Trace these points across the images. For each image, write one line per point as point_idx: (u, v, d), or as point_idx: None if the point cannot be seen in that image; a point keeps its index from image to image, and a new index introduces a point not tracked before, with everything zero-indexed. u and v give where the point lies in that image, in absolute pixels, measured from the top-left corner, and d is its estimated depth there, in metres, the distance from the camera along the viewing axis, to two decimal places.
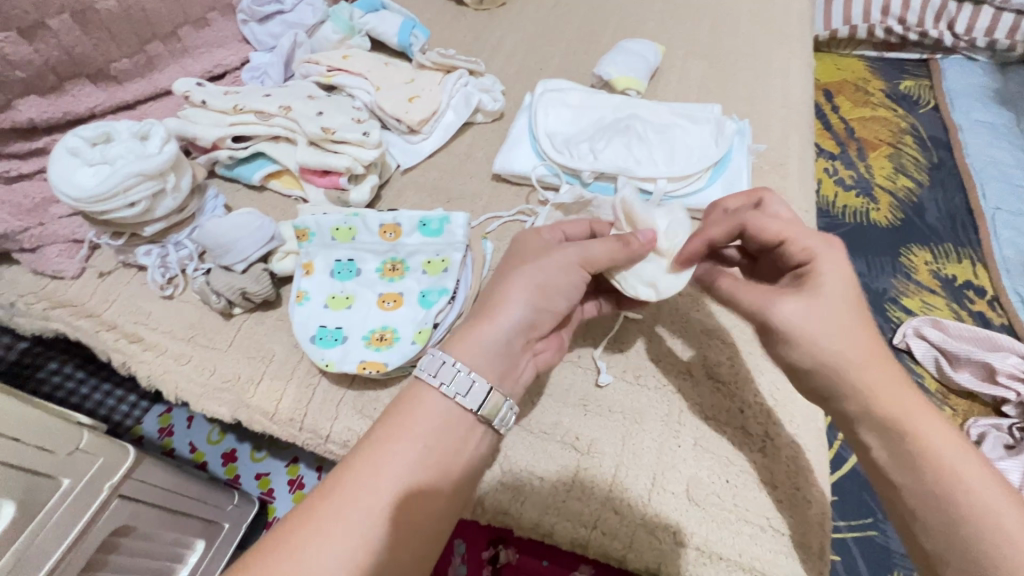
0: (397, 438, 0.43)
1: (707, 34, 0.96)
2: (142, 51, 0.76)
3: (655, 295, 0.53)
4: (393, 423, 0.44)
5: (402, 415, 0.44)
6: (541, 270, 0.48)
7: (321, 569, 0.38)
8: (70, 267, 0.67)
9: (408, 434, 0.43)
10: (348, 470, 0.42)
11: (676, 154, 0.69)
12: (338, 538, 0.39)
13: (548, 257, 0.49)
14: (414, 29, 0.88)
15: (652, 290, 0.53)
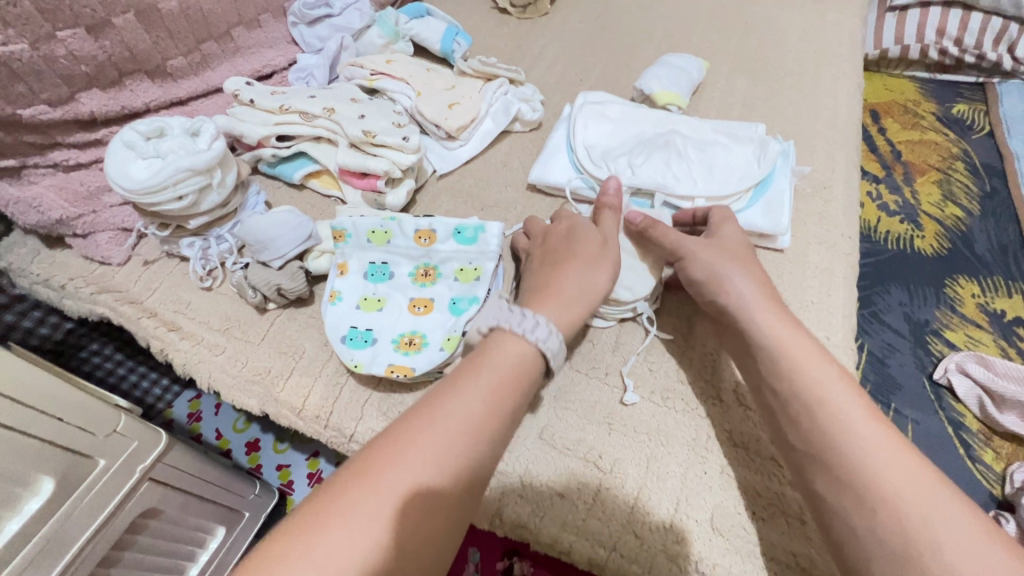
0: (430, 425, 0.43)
1: (753, 50, 0.95)
2: (197, 50, 0.78)
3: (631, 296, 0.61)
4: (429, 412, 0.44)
5: (469, 372, 0.46)
6: (584, 264, 0.55)
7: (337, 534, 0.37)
8: (118, 254, 0.70)
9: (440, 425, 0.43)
10: (384, 454, 0.41)
11: (716, 173, 0.68)
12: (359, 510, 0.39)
13: (591, 253, 0.56)
14: (456, 36, 0.90)
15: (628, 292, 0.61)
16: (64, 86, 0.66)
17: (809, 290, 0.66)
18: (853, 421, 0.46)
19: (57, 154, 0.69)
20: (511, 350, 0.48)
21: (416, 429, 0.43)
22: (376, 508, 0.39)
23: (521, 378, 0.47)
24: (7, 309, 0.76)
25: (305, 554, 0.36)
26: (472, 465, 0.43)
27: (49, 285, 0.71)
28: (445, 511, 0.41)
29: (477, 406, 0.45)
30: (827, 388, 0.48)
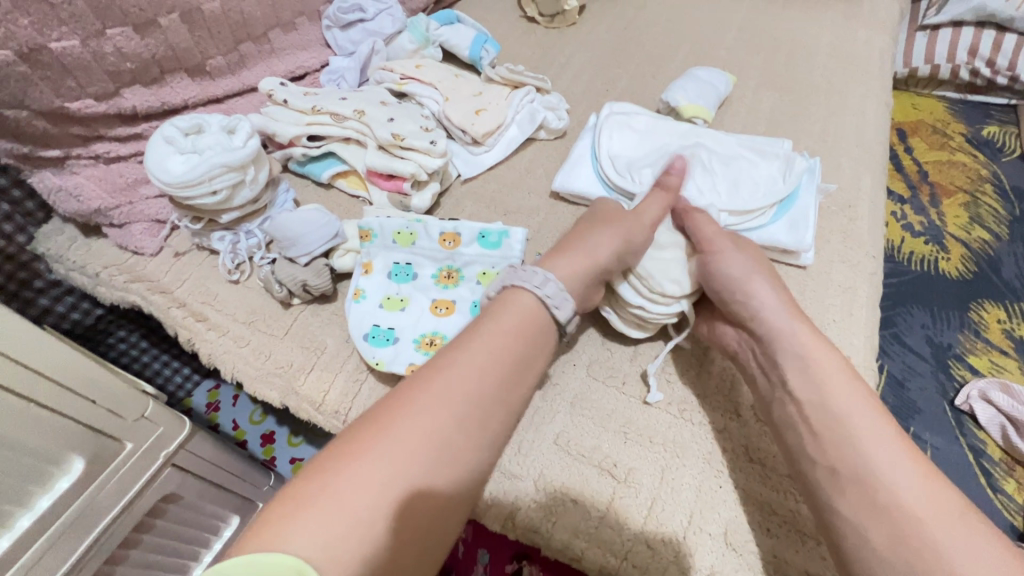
0: (431, 388, 0.46)
1: (780, 66, 0.95)
2: (235, 50, 0.80)
3: (679, 291, 0.60)
4: (430, 377, 0.47)
5: (475, 332, 0.51)
6: (606, 225, 0.60)
7: (347, 484, 0.40)
8: (150, 245, 0.72)
9: (441, 389, 0.46)
10: (390, 413, 0.44)
11: (741, 187, 0.68)
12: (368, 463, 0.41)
13: (612, 218, 0.61)
14: (485, 44, 0.92)
15: (675, 286, 0.60)
16: (110, 82, 0.69)
17: (831, 308, 0.65)
18: (876, 445, 0.47)
19: (100, 146, 0.72)
20: (517, 312, 0.53)
21: (427, 382, 0.47)
22: (393, 450, 0.42)
23: (524, 337, 0.52)
24: (42, 293, 0.78)
25: (328, 490, 0.40)
26: (479, 415, 0.47)
27: (84, 272, 0.74)
28: (457, 455, 0.45)
29: (483, 362, 0.49)
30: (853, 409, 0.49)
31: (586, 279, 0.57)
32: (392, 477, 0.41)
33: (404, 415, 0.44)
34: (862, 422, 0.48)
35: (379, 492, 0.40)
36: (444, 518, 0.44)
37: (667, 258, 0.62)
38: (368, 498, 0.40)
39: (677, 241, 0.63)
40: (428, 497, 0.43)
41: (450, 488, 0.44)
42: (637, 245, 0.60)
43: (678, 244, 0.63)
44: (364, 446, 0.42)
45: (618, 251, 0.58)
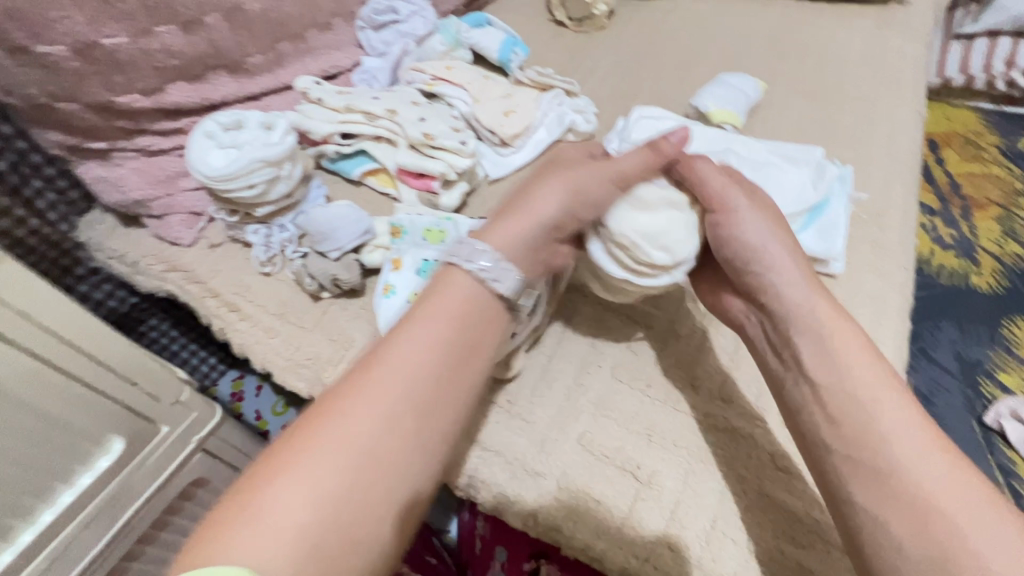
0: (372, 381, 0.44)
1: (811, 73, 0.94)
2: (273, 49, 0.82)
3: (674, 255, 0.55)
4: (369, 367, 0.45)
5: (405, 325, 0.47)
6: (573, 177, 0.54)
7: (293, 486, 0.39)
8: (187, 236, 0.74)
9: (383, 380, 0.44)
10: (331, 408, 0.43)
11: (774, 194, 0.67)
12: (310, 463, 0.40)
13: (582, 170, 0.54)
14: (514, 47, 0.94)
15: (669, 252, 0.54)
16: (156, 77, 0.71)
17: (860, 319, 0.65)
18: (907, 444, 0.45)
19: (143, 139, 0.74)
20: (452, 299, 0.49)
21: (353, 386, 0.44)
22: (317, 466, 0.40)
23: (461, 322, 0.48)
24: (82, 280, 0.81)
25: (270, 492, 0.39)
26: (415, 411, 0.44)
27: (123, 260, 0.76)
28: (392, 456, 0.42)
29: (415, 356, 0.45)
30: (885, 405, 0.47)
31: (541, 240, 0.53)
32: (319, 494, 0.39)
33: (329, 425, 0.42)
34: (894, 418, 0.47)
35: (307, 512, 0.39)
36: (391, 518, 0.42)
37: (659, 220, 0.54)
38: (293, 521, 0.38)
39: (673, 198, 0.55)
40: (366, 504, 0.41)
41: (393, 488, 0.42)
42: (596, 200, 0.54)
43: (670, 199, 0.55)
44: (286, 466, 0.40)
45: (574, 209, 0.53)
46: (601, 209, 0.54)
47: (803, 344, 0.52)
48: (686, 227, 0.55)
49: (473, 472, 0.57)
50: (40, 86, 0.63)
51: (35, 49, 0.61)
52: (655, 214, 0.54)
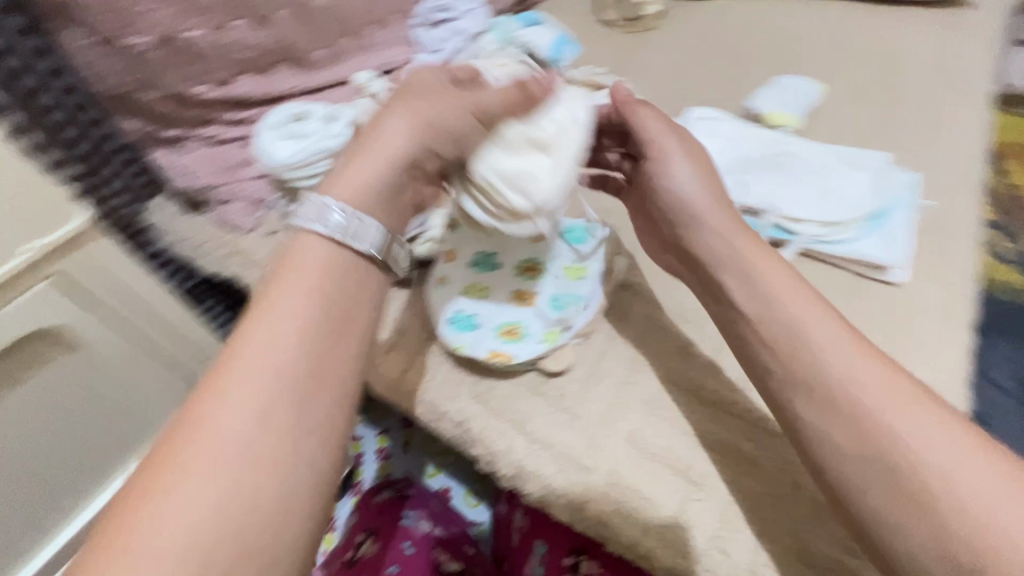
0: (234, 378, 0.39)
1: (871, 78, 0.92)
2: (335, 44, 0.83)
3: (537, 197, 0.59)
4: (227, 365, 0.39)
5: (254, 312, 0.41)
6: (424, 111, 0.55)
7: (175, 507, 0.34)
8: (246, 222, 0.76)
9: (246, 374, 0.39)
10: (195, 420, 0.37)
11: (832, 197, 0.67)
12: (188, 479, 0.35)
13: (443, 107, 0.55)
14: (565, 46, 0.95)
15: (526, 194, 0.59)
16: (228, 70, 0.74)
17: (923, 330, 0.63)
18: (884, 399, 0.44)
19: (213, 129, 0.77)
20: (305, 271, 0.43)
21: (207, 395, 0.38)
22: (190, 492, 0.35)
23: (325, 289, 0.43)
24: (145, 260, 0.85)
25: (153, 521, 0.34)
26: (287, 397, 0.39)
27: (186, 245, 0.80)
28: (274, 451, 0.37)
29: (276, 341, 0.40)
30: (848, 362, 0.46)
31: (398, 177, 0.53)
32: (199, 519, 0.34)
33: (191, 444, 0.36)
34: (867, 373, 0.45)
35: (191, 540, 0.34)
36: (299, 514, 0.37)
37: (524, 163, 0.59)
38: (175, 549, 0.33)
39: (536, 138, 0.60)
40: (260, 513, 0.36)
41: (292, 482, 0.37)
42: (450, 132, 0.56)
43: (541, 145, 0.60)
44: (149, 502, 0.34)
45: (428, 143, 0.55)
46: (460, 146, 0.58)
47: (773, 328, 0.50)
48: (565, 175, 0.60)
49: (521, 464, 0.58)
50: (126, 76, 0.69)
51: (124, 41, 0.66)
52: (539, 161, 0.59)
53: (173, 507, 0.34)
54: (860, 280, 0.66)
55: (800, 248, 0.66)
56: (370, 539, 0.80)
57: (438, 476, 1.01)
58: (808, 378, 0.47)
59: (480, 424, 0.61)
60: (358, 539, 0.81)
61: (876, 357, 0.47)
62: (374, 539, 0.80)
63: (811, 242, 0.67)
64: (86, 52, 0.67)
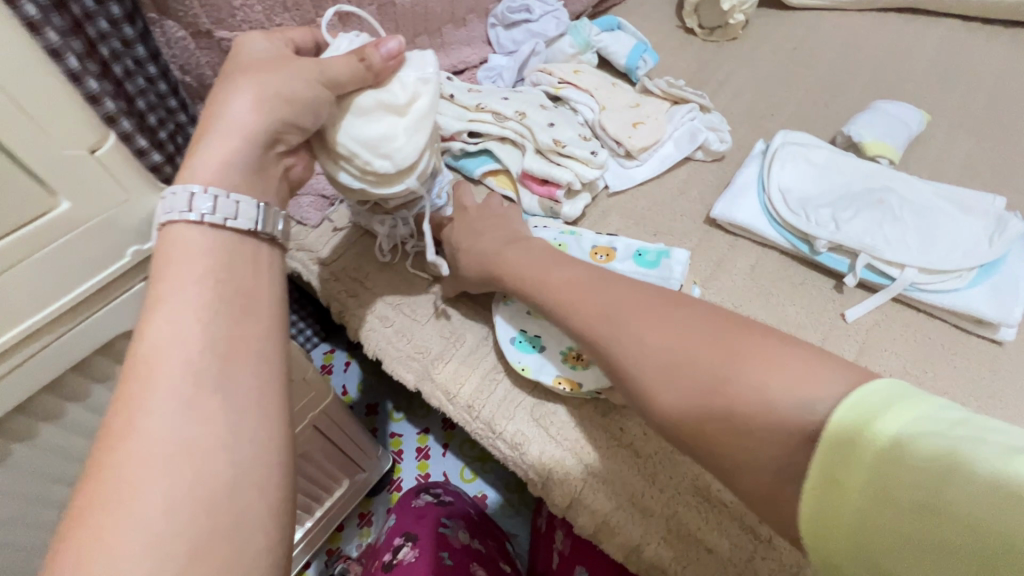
0: (145, 389, 0.37)
1: (980, 106, 0.84)
2: (412, 42, 0.82)
3: (394, 164, 0.55)
4: (134, 377, 0.37)
5: (148, 314, 0.39)
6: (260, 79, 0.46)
7: (133, 525, 0.33)
8: (314, 217, 0.77)
9: (155, 382, 0.37)
10: (115, 441, 0.35)
11: (935, 243, 0.62)
12: (137, 499, 0.34)
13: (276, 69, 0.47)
14: (644, 53, 0.90)
15: (388, 161, 0.54)
16: None
17: None
18: (643, 330, 0.47)
19: None
20: (190, 255, 0.42)
21: (119, 415, 0.36)
22: (129, 516, 0.33)
23: (224, 267, 0.43)
24: None
25: (112, 548, 0.32)
26: (203, 390, 0.38)
27: None
28: (212, 451, 0.36)
29: (183, 336, 0.39)
30: (609, 309, 0.50)
31: (259, 153, 0.47)
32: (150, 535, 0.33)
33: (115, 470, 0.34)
34: (621, 311, 0.49)
35: (149, 560, 0.33)
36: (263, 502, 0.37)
37: (381, 130, 0.53)
38: (146, 561, 0.32)
39: (389, 100, 0.53)
40: (219, 511, 0.35)
41: (236, 465, 0.37)
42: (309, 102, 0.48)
43: (391, 107, 0.53)
44: (102, 530, 0.33)
45: (283, 116, 0.47)
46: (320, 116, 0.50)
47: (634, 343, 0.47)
48: (419, 138, 0.55)
49: (578, 496, 0.56)
50: (214, 68, 0.68)
51: (217, 34, 0.65)
52: (388, 124, 0.54)
53: (133, 527, 0.33)
54: (962, 334, 0.61)
55: (895, 293, 0.62)
56: (408, 545, 0.78)
57: (475, 481, 1.00)
58: (590, 336, 0.51)
59: (539, 449, 0.59)
60: (397, 544, 0.79)
61: (638, 291, 0.51)
62: (412, 546, 0.78)
63: (908, 288, 0.62)
64: (176, 43, 0.66)
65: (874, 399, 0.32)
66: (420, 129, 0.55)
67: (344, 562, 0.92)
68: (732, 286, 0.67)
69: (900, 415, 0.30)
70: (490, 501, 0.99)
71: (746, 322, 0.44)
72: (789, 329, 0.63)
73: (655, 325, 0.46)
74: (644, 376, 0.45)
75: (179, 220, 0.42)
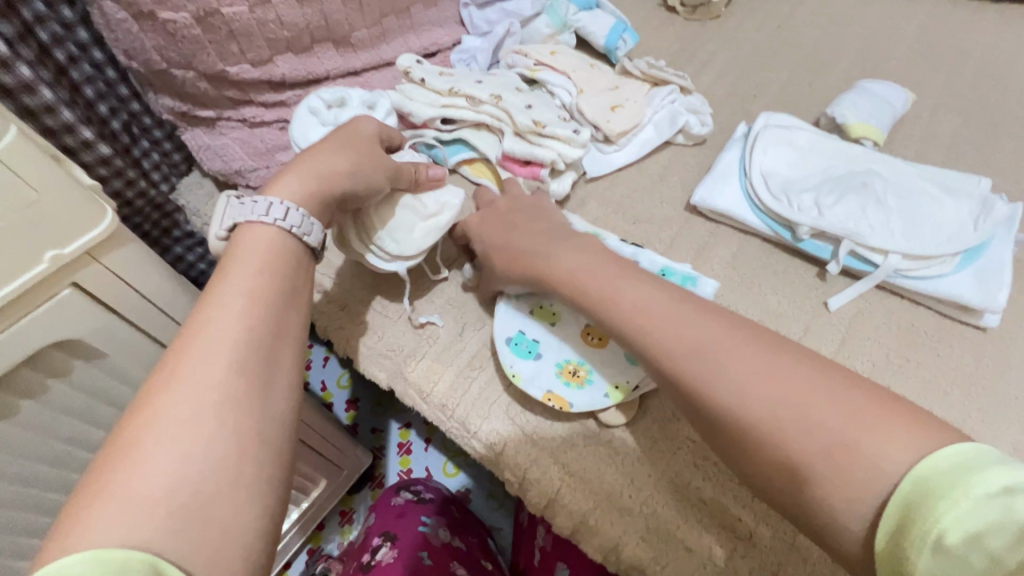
0: (195, 350, 0.38)
1: (966, 85, 0.82)
2: (379, 23, 0.76)
3: (398, 248, 0.60)
4: (186, 341, 0.39)
5: (211, 294, 0.42)
6: (358, 152, 0.55)
7: (162, 475, 0.33)
8: None
9: (206, 346, 0.38)
10: (161, 394, 0.36)
11: (920, 227, 0.60)
12: (169, 451, 0.34)
13: (369, 149, 0.57)
14: (624, 33, 0.85)
15: (394, 244, 0.60)
16: (267, 49, 0.68)
17: (1015, 381, 0.56)
18: (741, 373, 0.42)
19: (248, 111, 0.73)
20: (250, 249, 0.45)
21: (167, 371, 0.37)
22: (155, 469, 0.33)
23: (278, 267, 0.45)
24: (179, 241, 0.83)
25: (134, 493, 0.32)
26: (250, 364, 0.39)
27: None
28: (243, 428, 0.37)
29: (236, 313, 0.41)
30: (706, 345, 0.44)
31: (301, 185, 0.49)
32: (169, 496, 0.32)
33: (150, 419, 0.35)
34: (719, 348, 0.44)
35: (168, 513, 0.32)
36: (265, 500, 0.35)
37: (403, 222, 0.61)
38: (165, 512, 0.32)
39: (418, 204, 0.62)
40: (228, 489, 0.34)
41: (265, 441, 0.37)
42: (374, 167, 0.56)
43: (415, 209, 0.62)
44: (129, 478, 0.32)
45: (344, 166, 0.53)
46: (364, 168, 0.55)
47: (736, 364, 0.42)
48: (426, 234, 0.62)
49: (555, 497, 0.55)
50: (160, 53, 0.64)
51: (160, 16, 0.60)
52: (409, 220, 0.61)
53: (159, 479, 0.33)
54: (945, 321, 0.60)
55: (878, 280, 0.60)
56: (387, 545, 0.77)
57: (458, 475, 0.99)
58: (676, 372, 0.45)
59: (515, 449, 0.56)
60: (375, 544, 0.78)
61: (731, 323, 0.46)
62: (390, 546, 0.76)
63: (891, 275, 0.60)
64: (118, 26, 0.61)
65: (956, 458, 0.32)
66: (432, 227, 0.62)
67: (325, 562, 0.91)
68: (714, 275, 0.65)
69: (986, 475, 0.31)
70: (473, 496, 0.97)
71: (821, 360, 0.42)
72: (772, 319, 0.61)
73: (757, 364, 0.42)
74: (733, 421, 0.41)
75: (259, 223, 0.46)
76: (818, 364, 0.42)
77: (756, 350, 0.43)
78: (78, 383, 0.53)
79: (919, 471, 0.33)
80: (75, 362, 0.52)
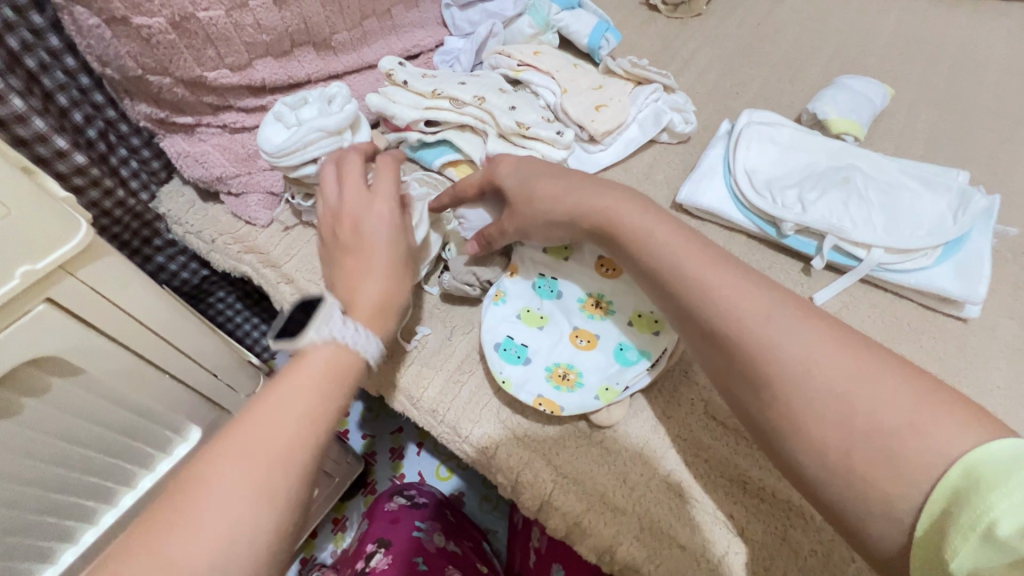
0: (240, 447, 0.40)
1: (943, 79, 0.83)
2: (360, 26, 0.75)
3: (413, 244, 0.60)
4: (237, 436, 0.41)
5: (273, 390, 0.43)
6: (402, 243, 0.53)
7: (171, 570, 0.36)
8: (263, 217, 0.72)
9: (248, 446, 0.41)
10: (204, 478, 0.39)
11: (903, 221, 0.61)
12: (187, 547, 0.37)
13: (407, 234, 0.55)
14: (606, 32, 0.85)
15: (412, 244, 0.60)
16: (246, 53, 0.67)
17: (998, 370, 0.58)
18: (788, 340, 0.42)
19: (228, 116, 0.72)
20: (315, 356, 0.46)
21: (219, 452, 0.40)
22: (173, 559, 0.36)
23: (336, 381, 0.45)
24: (159, 251, 0.82)
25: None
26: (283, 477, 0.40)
27: (200, 237, 0.74)
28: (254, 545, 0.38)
29: (286, 419, 0.42)
30: (757, 306, 0.44)
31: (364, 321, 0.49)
32: None
33: (188, 507, 0.38)
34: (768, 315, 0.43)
35: None
36: None
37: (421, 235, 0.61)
38: None
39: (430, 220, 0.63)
40: None
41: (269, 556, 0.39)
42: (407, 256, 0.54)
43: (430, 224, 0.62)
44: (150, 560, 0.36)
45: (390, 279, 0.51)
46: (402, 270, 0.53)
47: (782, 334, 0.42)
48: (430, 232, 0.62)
49: (548, 498, 0.54)
50: (135, 59, 0.62)
51: (133, 21, 0.59)
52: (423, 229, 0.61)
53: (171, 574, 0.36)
54: (928, 314, 0.61)
55: (863, 275, 0.61)
56: (381, 552, 0.76)
57: (451, 479, 0.98)
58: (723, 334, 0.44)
59: (506, 451, 0.56)
60: (369, 551, 0.77)
61: (780, 295, 0.45)
62: (385, 552, 0.76)
63: (875, 269, 0.61)
64: (92, 32, 0.60)
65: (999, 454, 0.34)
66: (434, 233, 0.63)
67: (318, 570, 0.90)
68: None
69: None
70: (467, 499, 0.97)
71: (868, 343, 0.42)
72: None
73: (812, 338, 0.42)
74: (786, 393, 0.41)
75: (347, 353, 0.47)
76: (862, 343, 0.42)
77: (801, 323, 0.43)
78: (59, 402, 0.52)
79: (960, 463, 0.35)
80: (54, 380, 0.51)
